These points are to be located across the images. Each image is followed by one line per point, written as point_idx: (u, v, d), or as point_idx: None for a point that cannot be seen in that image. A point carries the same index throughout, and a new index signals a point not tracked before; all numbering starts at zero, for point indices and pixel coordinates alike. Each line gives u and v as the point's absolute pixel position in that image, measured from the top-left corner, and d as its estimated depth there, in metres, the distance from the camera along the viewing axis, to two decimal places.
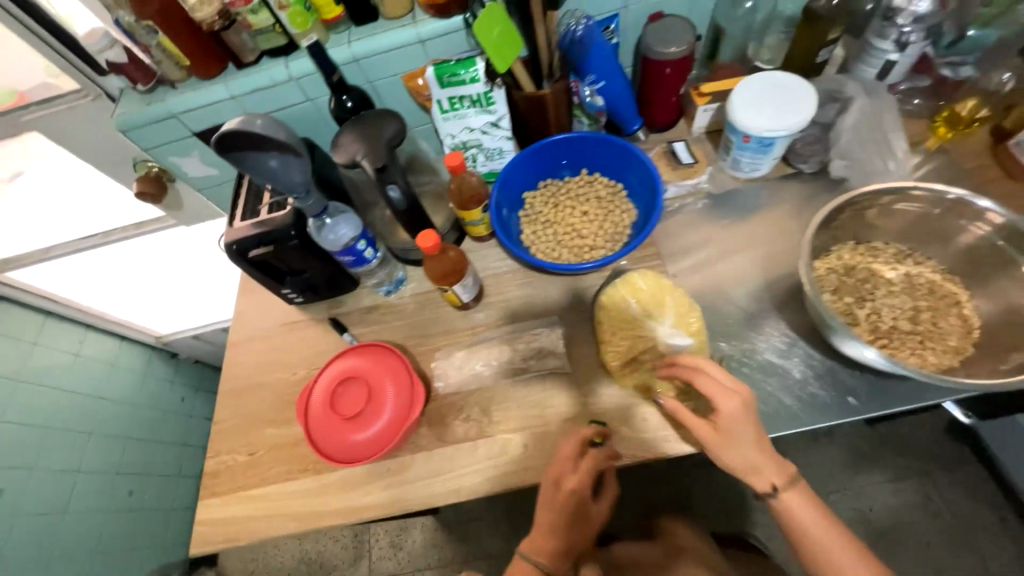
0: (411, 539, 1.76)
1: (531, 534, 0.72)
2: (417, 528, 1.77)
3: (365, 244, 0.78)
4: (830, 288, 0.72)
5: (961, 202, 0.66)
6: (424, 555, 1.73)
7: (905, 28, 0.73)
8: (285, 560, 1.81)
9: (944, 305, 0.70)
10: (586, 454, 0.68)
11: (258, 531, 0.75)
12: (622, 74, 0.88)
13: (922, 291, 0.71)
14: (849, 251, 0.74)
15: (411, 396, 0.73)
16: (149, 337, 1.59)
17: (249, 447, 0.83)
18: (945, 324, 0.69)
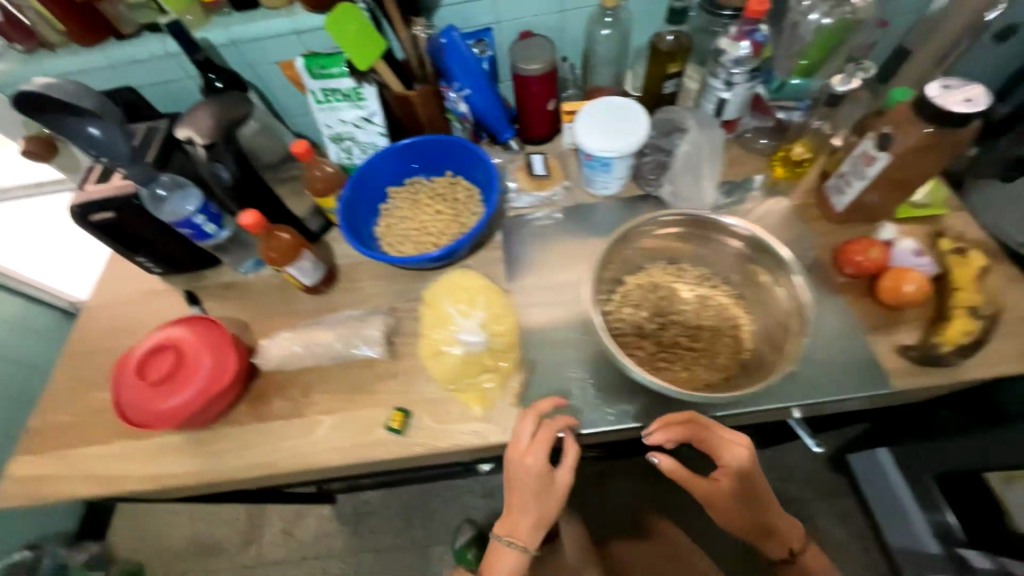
0: (306, 521, 1.58)
1: (515, 517, 0.71)
2: (312, 513, 1.59)
3: (205, 219, 0.78)
4: (626, 299, 0.81)
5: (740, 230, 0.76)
6: (313, 545, 1.55)
7: (732, 70, 0.78)
8: (173, 540, 1.61)
9: (732, 329, 0.78)
10: (541, 434, 0.68)
11: (64, 491, 0.76)
12: (490, 86, 0.90)
13: (716, 313, 0.79)
14: (656, 270, 0.83)
15: (223, 363, 0.75)
16: (61, 301, 1.35)
17: (76, 408, 0.83)
18: (728, 345, 0.76)
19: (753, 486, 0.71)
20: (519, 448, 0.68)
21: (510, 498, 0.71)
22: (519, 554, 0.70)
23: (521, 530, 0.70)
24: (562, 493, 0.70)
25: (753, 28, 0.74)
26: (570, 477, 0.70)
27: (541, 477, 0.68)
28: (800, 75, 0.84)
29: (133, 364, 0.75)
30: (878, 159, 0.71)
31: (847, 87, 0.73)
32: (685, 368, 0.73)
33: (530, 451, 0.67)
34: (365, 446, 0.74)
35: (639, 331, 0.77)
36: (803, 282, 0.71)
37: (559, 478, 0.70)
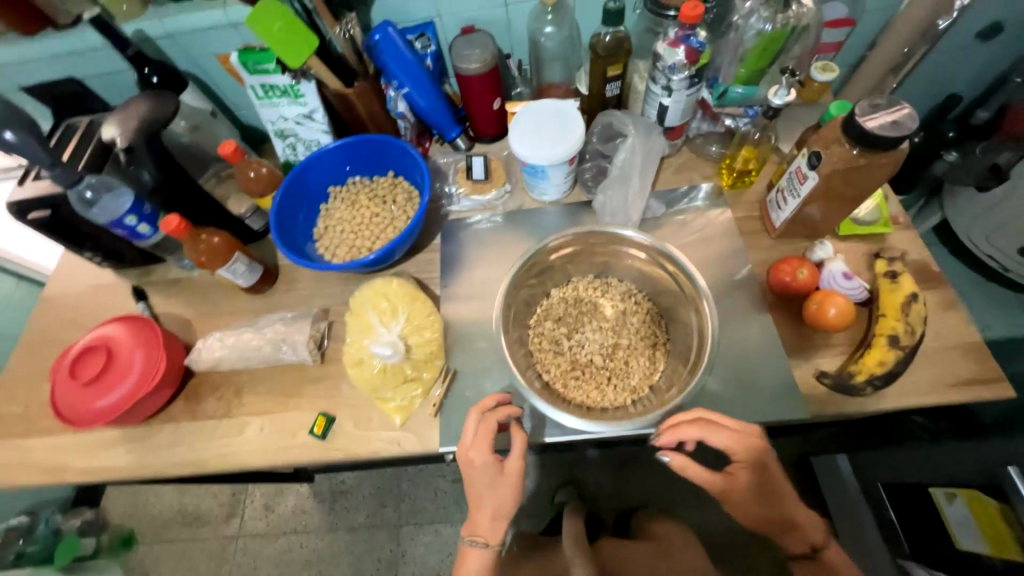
0: (286, 501, 1.57)
1: (476, 522, 0.70)
2: (292, 493, 1.58)
3: (138, 220, 0.78)
4: (550, 314, 0.85)
5: (654, 249, 0.76)
6: (292, 521, 1.55)
7: (669, 76, 0.74)
8: (161, 508, 1.61)
9: (649, 348, 0.80)
10: (487, 427, 0.67)
11: (14, 480, 0.80)
12: (431, 83, 0.85)
13: (637, 332, 0.82)
14: (582, 285, 0.86)
15: (154, 359, 0.78)
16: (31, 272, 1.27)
17: (27, 399, 0.87)
18: (642, 364, 0.79)
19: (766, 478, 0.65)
20: (467, 445, 0.67)
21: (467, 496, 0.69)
22: (484, 550, 0.70)
23: (482, 527, 0.69)
24: (515, 483, 0.67)
25: (689, 32, 0.71)
26: (520, 466, 0.66)
27: (494, 472, 0.66)
28: (741, 83, 0.79)
29: (68, 363, 0.77)
30: (810, 178, 0.69)
31: (784, 100, 0.70)
32: (595, 389, 0.78)
33: (477, 451, 0.66)
34: (289, 448, 0.76)
35: (557, 349, 0.81)
36: (709, 313, 0.71)
37: (508, 468, 0.66)
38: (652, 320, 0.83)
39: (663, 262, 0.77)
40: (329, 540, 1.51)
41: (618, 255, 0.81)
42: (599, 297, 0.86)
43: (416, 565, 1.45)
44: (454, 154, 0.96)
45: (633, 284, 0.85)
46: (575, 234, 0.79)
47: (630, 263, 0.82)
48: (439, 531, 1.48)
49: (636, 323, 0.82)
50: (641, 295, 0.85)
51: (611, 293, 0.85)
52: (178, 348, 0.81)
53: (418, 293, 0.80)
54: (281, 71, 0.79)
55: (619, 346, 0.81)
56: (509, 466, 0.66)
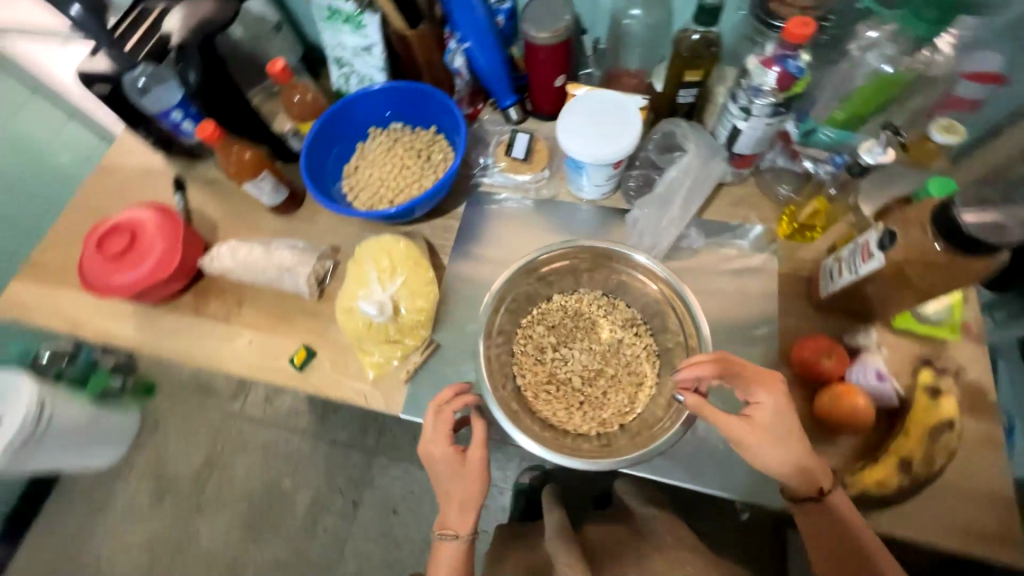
0: (286, 399, 1.51)
1: (444, 510, 0.64)
2: (291, 394, 1.52)
3: (183, 116, 0.80)
4: (544, 319, 0.82)
5: (670, 283, 0.72)
6: (289, 419, 1.49)
7: (751, 96, 0.65)
8: (183, 372, 1.58)
9: (632, 383, 0.78)
10: (444, 417, 0.65)
11: (33, 320, 0.86)
12: (496, 44, 0.79)
13: (625, 363, 0.79)
14: (586, 298, 0.83)
15: (173, 247, 0.81)
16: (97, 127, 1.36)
17: (62, 252, 0.92)
18: (621, 398, 0.77)
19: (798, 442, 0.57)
20: (427, 441, 0.65)
21: (439, 483, 0.65)
22: (454, 545, 0.63)
23: (450, 519, 0.63)
24: (479, 474, 0.63)
25: (788, 53, 0.60)
26: (484, 453, 0.64)
27: (454, 463, 0.64)
28: (834, 126, 0.70)
29: (97, 236, 0.81)
30: (873, 260, 0.59)
31: (877, 159, 0.60)
32: (566, 409, 0.77)
33: (437, 444, 0.64)
34: (271, 368, 0.79)
35: (543, 357, 0.81)
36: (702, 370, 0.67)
37: (470, 459, 0.63)
38: (647, 358, 0.79)
39: (672, 302, 0.73)
40: (312, 446, 1.46)
41: (632, 278, 0.77)
42: (600, 315, 0.83)
43: (380, 495, 1.40)
44: (503, 124, 0.91)
45: (639, 312, 0.81)
46: (593, 245, 0.75)
47: (641, 290, 0.78)
48: (408, 471, 1.41)
49: (630, 356, 0.79)
50: (642, 327, 0.81)
51: (614, 314, 0.82)
52: (196, 245, 0.84)
53: (421, 260, 0.79)
54: None
55: (604, 374, 0.79)
56: (471, 458, 0.63)
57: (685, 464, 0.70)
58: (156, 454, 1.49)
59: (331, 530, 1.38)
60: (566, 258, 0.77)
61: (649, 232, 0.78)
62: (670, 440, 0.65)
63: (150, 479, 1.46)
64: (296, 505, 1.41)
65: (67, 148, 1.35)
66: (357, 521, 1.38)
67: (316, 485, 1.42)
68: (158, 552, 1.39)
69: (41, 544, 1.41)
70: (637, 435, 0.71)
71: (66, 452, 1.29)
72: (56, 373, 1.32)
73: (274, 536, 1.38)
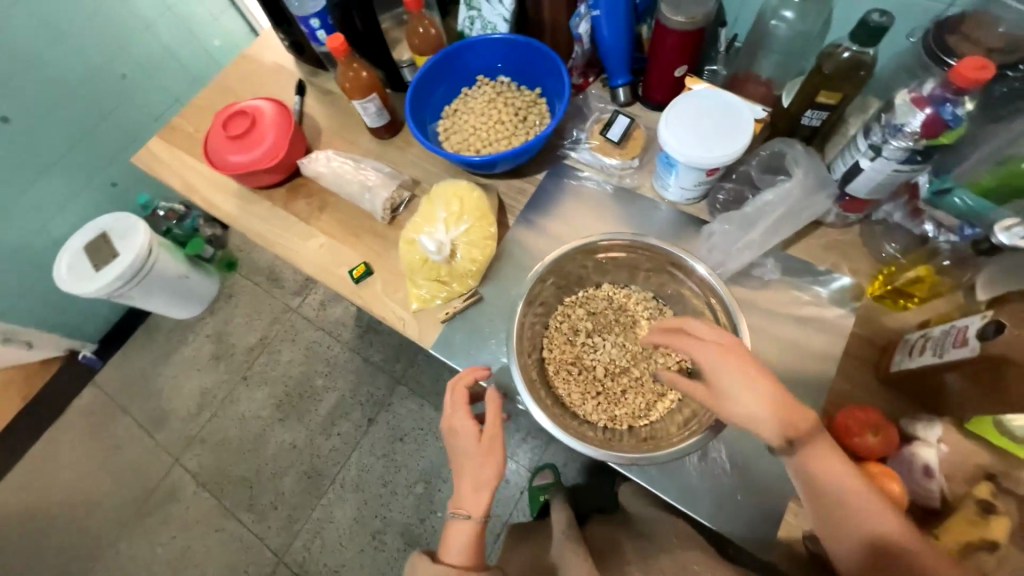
0: (338, 309, 1.65)
1: (461, 488, 0.65)
2: (343, 307, 1.66)
3: (318, 25, 0.85)
4: (586, 305, 0.83)
5: (729, 308, 0.69)
6: (335, 327, 1.63)
7: (886, 133, 0.58)
8: (261, 259, 1.76)
9: (653, 393, 0.78)
10: (457, 392, 0.69)
11: (159, 176, 1.00)
12: (627, 18, 0.76)
13: (652, 372, 0.79)
14: (632, 297, 0.83)
15: (281, 140, 0.90)
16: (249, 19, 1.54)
17: (194, 125, 1.04)
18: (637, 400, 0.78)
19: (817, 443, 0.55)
20: (449, 420, 0.69)
21: (458, 461, 0.67)
22: (465, 524, 0.64)
23: (465, 498, 0.64)
24: (493, 448, 0.66)
25: (948, 98, 0.53)
26: (497, 428, 0.67)
27: (471, 441, 0.66)
28: (973, 191, 0.58)
29: (225, 115, 0.92)
30: (966, 347, 0.53)
31: (1013, 241, 0.52)
32: (581, 395, 0.78)
33: (459, 418, 0.67)
34: (332, 274, 0.86)
35: (575, 339, 0.82)
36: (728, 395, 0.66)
37: (484, 434, 0.66)
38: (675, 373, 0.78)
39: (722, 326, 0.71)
40: (348, 357, 1.59)
41: (688, 290, 0.76)
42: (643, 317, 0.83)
43: (392, 420, 1.50)
44: (608, 102, 0.89)
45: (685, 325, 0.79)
46: (660, 246, 0.74)
47: (693, 305, 0.76)
48: (423, 408, 1.50)
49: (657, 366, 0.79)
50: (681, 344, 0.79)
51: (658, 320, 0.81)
52: (299, 145, 0.92)
53: (488, 214, 0.81)
54: None
55: (628, 374, 0.80)
56: (486, 432, 0.66)
57: (682, 484, 0.68)
58: (223, 322, 1.69)
59: (344, 435, 1.51)
60: (626, 251, 0.76)
61: (723, 249, 0.74)
62: (674, 455, 0.65)
63: (213, 340, 1.67)
64: (321, 403, 1.55)
65: (224, 35, 1.52)
66: (368, 435, 1.50)
67: (343, 392, 1.55)
68: (205, 403, 1.60)
69: (122, 365, 1.67)
70: (642, 441, 0.72)
71: (161, 295, 1.51)
72: (167, 228, 1.61)
73: (297, 423, 1.54)
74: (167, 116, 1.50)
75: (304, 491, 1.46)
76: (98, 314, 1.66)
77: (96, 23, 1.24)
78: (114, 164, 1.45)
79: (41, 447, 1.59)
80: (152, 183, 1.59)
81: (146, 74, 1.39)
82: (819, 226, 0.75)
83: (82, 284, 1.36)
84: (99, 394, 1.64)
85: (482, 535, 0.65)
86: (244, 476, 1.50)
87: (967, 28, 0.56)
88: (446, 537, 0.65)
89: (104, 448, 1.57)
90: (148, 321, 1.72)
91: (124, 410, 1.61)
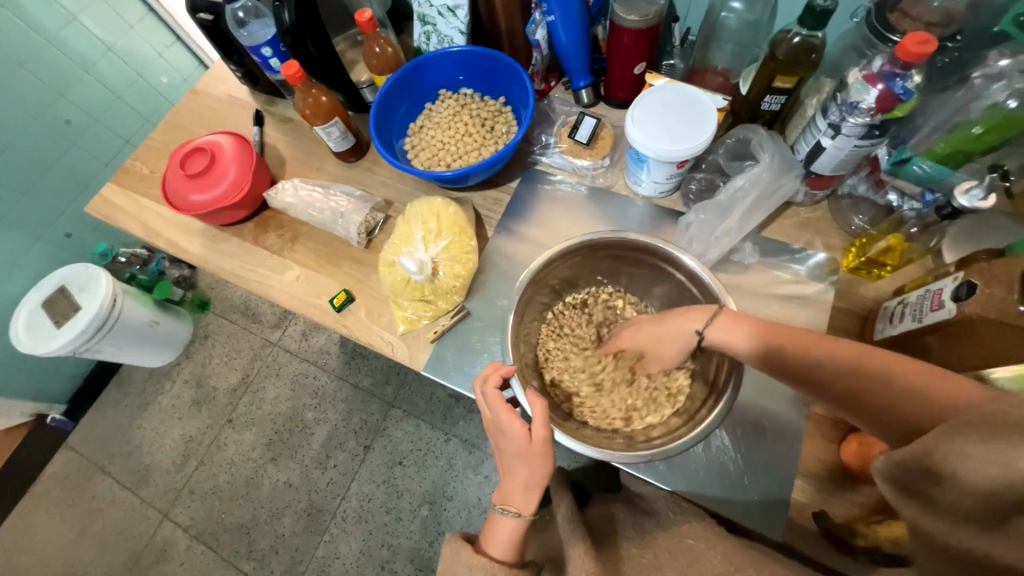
0: (320, 338, 1.61)
1: (505, 483, 0.63)
2: (326, 335, 1.61)
3: (270, 53, 0.83)
4: (570, 309, 0.85)
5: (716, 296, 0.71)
6: (319, 357, 1.59)
7: (843, 114, 0.60)
8: (233, 295, 1.70)
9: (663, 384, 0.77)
10: (493, 393, 0.63)
11: (116, 223, 0.95)
12: (581, 20, 0.77)
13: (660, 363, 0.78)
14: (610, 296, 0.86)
15: (243, 175, 0.87)
16: (199, 52, 1.51)
17: (151, 167, 1.00)
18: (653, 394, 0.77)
19: (792, 353, 0.55)
20: (492, 419, 0.64)
21: (500, 457, 0.65)
22: (515, 522, 0.61)
23: (512, 495, 0.62)
24: (544, 453, 0.60)
25: (897, 73, 0.55)
26: (547, 436, 0.60)
27: (521, 443, 0.61)
28: (931, 159, 0.61)
29: (182, 154, 0.88)
30: (943, 309, 0.55)
31: (973, 203, 0.54)
32: (596, 397, 0.78)
33: (503, 418, 0.62)
34: (313, 305, 0.84)
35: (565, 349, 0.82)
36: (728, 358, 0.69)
37: (535, 437, 0.60)
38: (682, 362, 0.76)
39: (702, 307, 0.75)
40: (337, 387, 1.55)
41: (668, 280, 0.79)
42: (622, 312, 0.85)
43: (389, 444, 1.47)
44: (572, 104, 0.90)
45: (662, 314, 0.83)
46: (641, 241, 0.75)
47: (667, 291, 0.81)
48: (420, 428, 1.47)
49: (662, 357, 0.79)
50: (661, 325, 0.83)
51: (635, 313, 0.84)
52: (264, 177, 0.89)
53: (466, 228, 0.80)
54: None
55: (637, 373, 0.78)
56: (535, 436, 0.60)
57: (690, 473, 0.69)
58: (200, 365, 1.63)
59: (341, 466, 1.46)
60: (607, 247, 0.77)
61: (699, 238, 0.75)
62: (688, 444, 0.67)
63: (191, 386, 1.60)
64: (313, 437, 1.50)
65: (171, 69, 1.47)
66: (365, 463, 1.46)
67: (335, 423, 1.51)
68: (191, 452, 1.53)
69: (95, 423, 1.58)
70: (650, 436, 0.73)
71: (131, 346, 1.44)
72: (130, 275, 1.52)
73: (290, 460, 1.48)
74: (118, 159, 1.44)
75: (305, 530, 1.41)
76: (63, 372, 1.57)
77: (31, 69, 1.18)
78: (65, 214, 1.38)
79: (15, 523, 1.49)
80: (110, 230, 1.51)
81: (91, 117, 1.33)
82: (789, 206, 0.78)
83: (43, 343, 1.29)
84: (73, 457, 1.55)
85: (526, 529, 0.63)
86: (240, 522, 1.43)
87: (906, 3, 0.59)
88: (487, 534, 0.63)
89: (85, 514, 1.48)
90: (120, 374, 1.64)
91: (104, 470, 1.53)
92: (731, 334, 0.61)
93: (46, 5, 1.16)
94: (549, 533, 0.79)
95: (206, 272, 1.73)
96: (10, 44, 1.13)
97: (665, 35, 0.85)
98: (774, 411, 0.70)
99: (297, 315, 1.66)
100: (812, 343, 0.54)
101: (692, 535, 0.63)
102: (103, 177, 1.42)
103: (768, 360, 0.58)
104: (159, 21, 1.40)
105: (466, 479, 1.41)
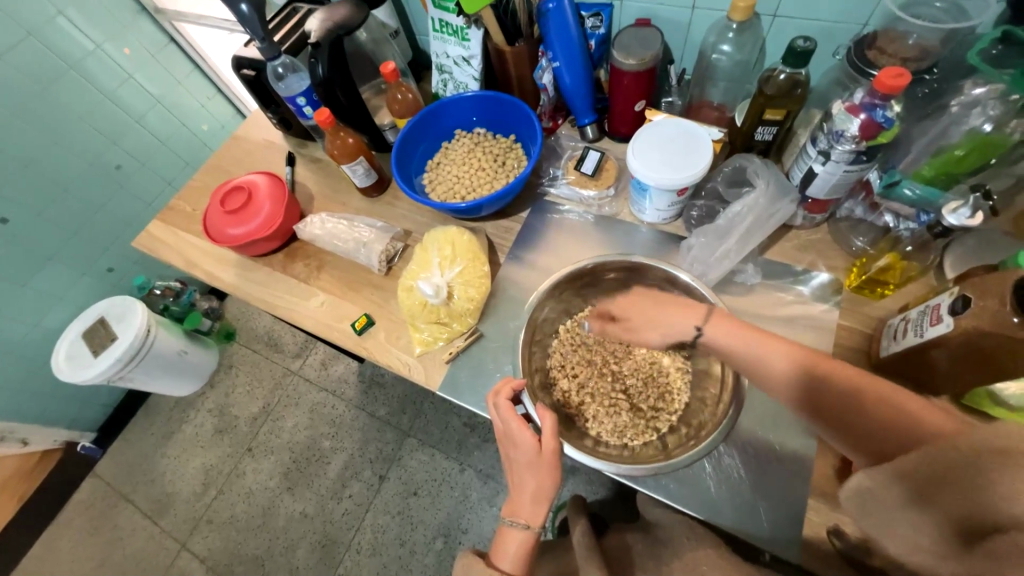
0: (340, 366, 1.67)
1: (515, 496, 0.64)
2: (346, 362, 1.67)
3: (304, 103, 0.93)
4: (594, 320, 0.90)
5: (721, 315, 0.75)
6: (337, 386, 1.63)
7: (831, 142, 0.64)
8: (258, 325, 1.78)
9: (654, 410, 0.83)
10: (504, 404, 0.65)
11: (159, 256, 1.03)
12: (583, 65, 0.84)
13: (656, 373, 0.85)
14: None
15: (276, 210, 0.95)
16: (239, 102, 1.67)
17: (194, 205, 1.09)
18: (647, 412, 0.83)
19: (822, 388, 0.54)
20: (503, 430, 0.66)
21: (510, 469, 0.67)
22: (524, 534, 0.63)
23: (522, 508, 0.63)
24: (553, 463, 0.63)
25: (877, 103, 0.59)
26: (556, 446, 0.63)
27: (530, 454, 0.63)
28: (920, 183, 0.65)
29: (223, 192, 0.97)
30: (942, 323, 0.56)
31: (962, 221, 0.57)
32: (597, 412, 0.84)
33: (514, 430, 0.64)
34: (335, 329, 0.88)
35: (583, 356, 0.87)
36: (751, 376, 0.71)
37: (544, 448, 0.63)
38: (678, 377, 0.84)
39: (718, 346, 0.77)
40: (354, 415, 1.58)
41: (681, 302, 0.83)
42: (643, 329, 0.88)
43: (405, 474, 1.47)
44: (578, 140, 0.96)
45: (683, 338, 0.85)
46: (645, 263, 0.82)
47: None
48: (434, 458, 1.48)
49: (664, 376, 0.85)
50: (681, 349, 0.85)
51: None
52: (294, 212, 0.97)
53: (479, 254, 0.85)
54: (456, 12, 0.82)
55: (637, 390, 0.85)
56: (545, 447, 0.63)
57: (701, 496, 0.69)
58: (223, 394, 1.68)
59: (356, 496, 1.47)
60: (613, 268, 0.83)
61: (698, 259, 0.79)
62: (691, 459, 0.70)
63: (214, 415, 1.66)
64: (330, 466, 1.52)
65: (212, 119, 1.62)
66: (381, 493, 1.46)
67: (351, 452, 1.53)
68: (210, 481, 1.56)
69: (122, 451, 1.63)
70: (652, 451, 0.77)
71: (161, 375, 1.51)
72: (164, 306, 1.61)
73: (306, 490, 1.50)
74: (159, 200, 1.57)
75: (319, 563, 1.40)
76: (95, 402, 1.64)
77: (92, 123, 1.33)
78: (110, 250, 1.49)
79: (38, 553, 1.51)
80: (148, 264, 1.62)
81: (138, 162, 1.46)
82: (790, 229, 0.81)
83: (80, 371, 1.36)
84: (99, 485, 1.59)
85: (536, 545, 0.64)
86: (256, 554, 1.44)
87: (881, 42, 0.64)
88: (498, 541, 0.65)
89: (106, 543, 1.51)
90: (149, 402, 1.71)
91: (126, 499, 1.56)
92: (725, 332, 0.63)
93: (107, 65, 1.31)
94: (565, 557, 0.79)
95: (234, 304, 1.82)
96: (73, 102, 1.27)
97: (663, 76, 0.92)
98: (784, 430, 0.70)
99: (317, 344, 1.73)
100: (870, 384, 0.51)
101: (704, 561, 0.63)
102: (145, 215, 1.54)
103: (806, 384, 0.56)
104: (204, 76, 1.55)
105: (481, 512, 1.40)
